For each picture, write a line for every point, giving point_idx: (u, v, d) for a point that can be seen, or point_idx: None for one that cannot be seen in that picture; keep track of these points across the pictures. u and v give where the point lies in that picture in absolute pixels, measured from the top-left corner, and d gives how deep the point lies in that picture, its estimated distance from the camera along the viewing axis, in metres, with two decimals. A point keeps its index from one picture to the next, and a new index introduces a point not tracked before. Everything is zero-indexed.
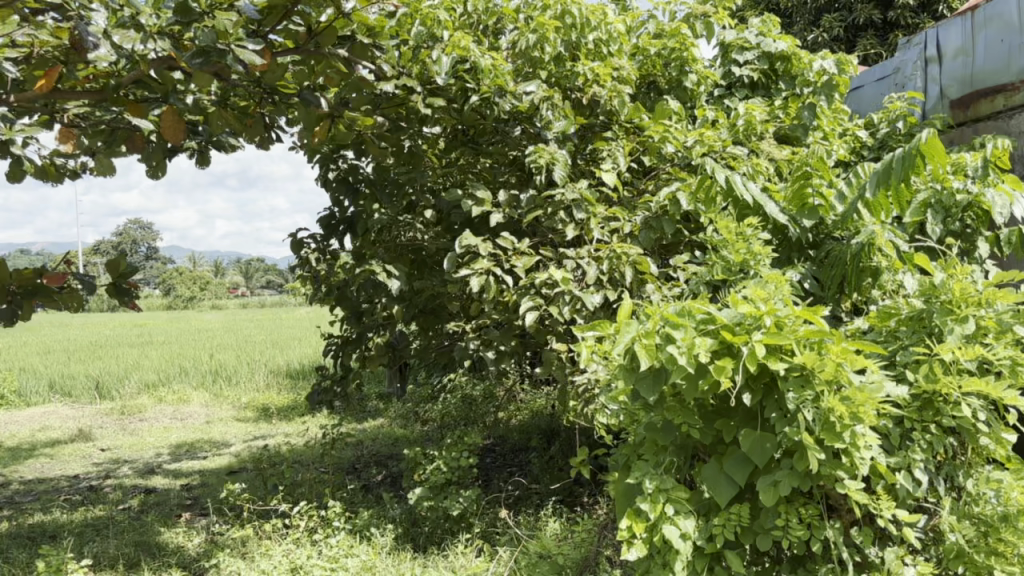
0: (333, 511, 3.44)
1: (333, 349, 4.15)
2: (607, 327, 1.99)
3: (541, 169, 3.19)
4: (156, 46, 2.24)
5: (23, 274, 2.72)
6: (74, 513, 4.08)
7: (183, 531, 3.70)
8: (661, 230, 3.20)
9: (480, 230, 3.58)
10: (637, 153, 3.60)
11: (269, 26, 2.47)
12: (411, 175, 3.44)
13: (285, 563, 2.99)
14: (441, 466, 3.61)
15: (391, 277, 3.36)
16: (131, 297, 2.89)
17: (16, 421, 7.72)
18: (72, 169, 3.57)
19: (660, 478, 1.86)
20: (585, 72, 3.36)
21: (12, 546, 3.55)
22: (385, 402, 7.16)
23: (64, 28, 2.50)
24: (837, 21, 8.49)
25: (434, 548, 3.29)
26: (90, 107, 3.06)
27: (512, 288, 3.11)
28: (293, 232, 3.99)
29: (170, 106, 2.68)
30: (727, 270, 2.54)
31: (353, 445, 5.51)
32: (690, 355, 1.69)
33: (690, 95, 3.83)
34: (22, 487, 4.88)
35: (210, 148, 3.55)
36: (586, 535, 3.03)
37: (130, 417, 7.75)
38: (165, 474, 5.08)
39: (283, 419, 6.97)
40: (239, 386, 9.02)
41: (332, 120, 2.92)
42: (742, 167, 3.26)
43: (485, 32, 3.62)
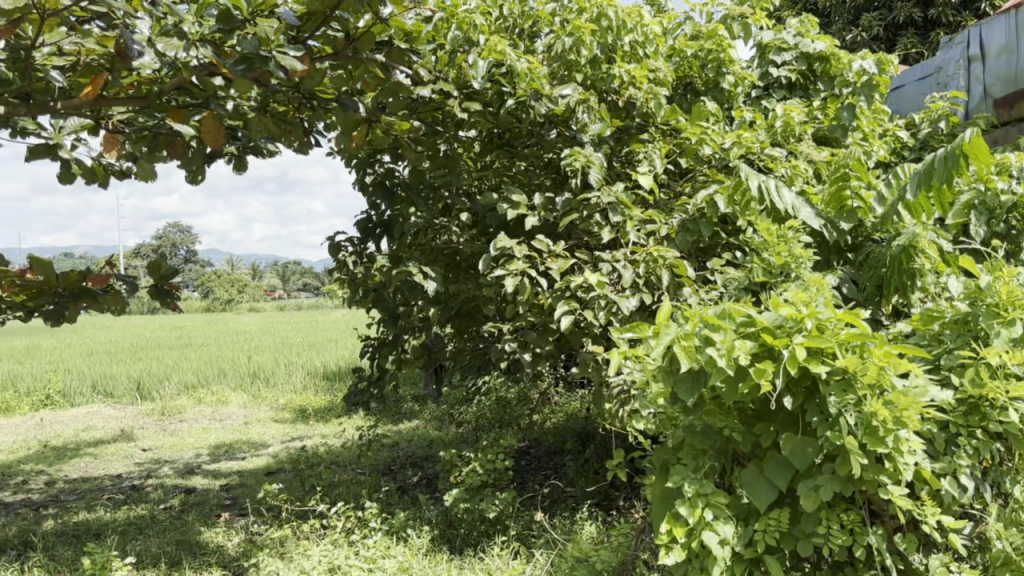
0: (370, 512, 3.47)
1: (370, 351, 4.19)
2: (645, 330, 1.97)
3: (577, 172, 3.19)
4: (199, 54, 2.27)
5: (68, 277, 2.77)
6: (117, 512, 4.15)
7: (224, 531, 3.75)
8: (698, 232, 3.20)
9: (515, 233, 3.59)
10: (673, 155, 3.58)
11: (308, 32, 2.54)
12: (447, 179, 3.46)
13: (323, 563, 3.03)
14: (477, 468, 3.63)
15: (428, 278, 3.38)
16: (173, 299, 2.94)
17: (60, 421, 7.88)
18: (118, 171, 3.64)
19: (699, 482, 1.85)
20: (621, 75, 3.36)
21: (58, 544, 3.62)
22: (421, 404, 7.20)
23: (110, 36, 2.55)
24: (876, 20, 8.38)
25: (470, 550, 3.30)
26: (134, 113, 3.12)
27: (547, 290, 3.10)
28: (331, 235, 4.03)
29: (212, 111, 2.71)
30: (767, 272, 2.51)
31: (389, 447, 5.54)
32: (730, 358, 1.69)
33: (728, 96, 3.82)
34: (67, 486, 4.98)
35: (248, 153, 3.59)
36: (623, 539, 3.02)
37: (171, 418, 7.87)
38: (205, 475, 5.15)
39: (320, 420, 7.04)
40: (277, 387, 9.13)
41: (369, 125, 2.94)
42: (780, 168, 3.24)
43: (521, 35, 3.63)
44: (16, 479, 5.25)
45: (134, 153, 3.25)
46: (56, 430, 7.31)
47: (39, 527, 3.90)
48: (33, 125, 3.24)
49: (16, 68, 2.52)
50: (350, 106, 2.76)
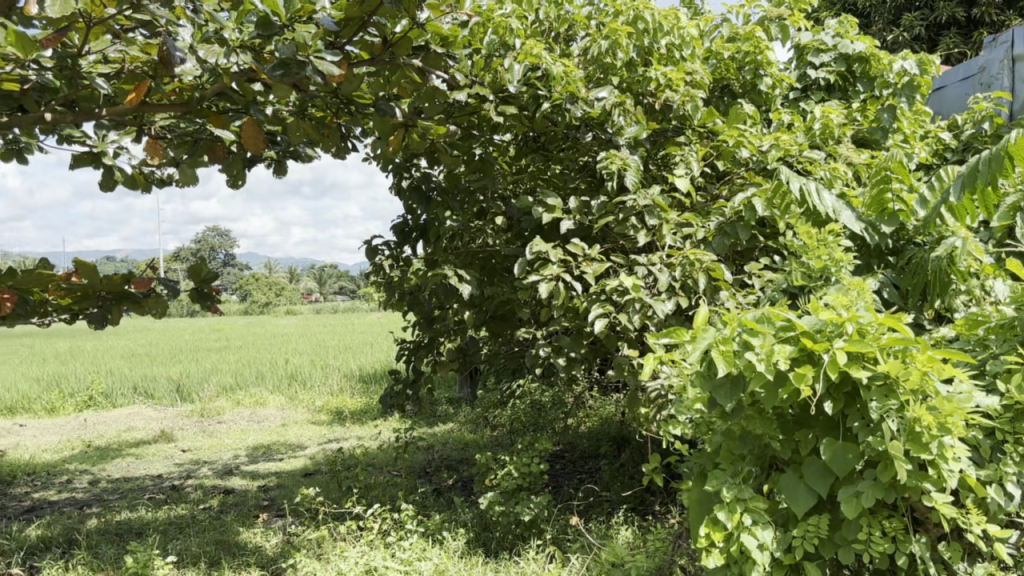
0: (406, 514, 3.49)
1: (405, 354, 4.22)
2: (682, 335, 1.94)
3: (613, 175, 3.18)
4: (239, 60, 2.30)
5: (112, 280, 2.82)
6: (158, 512, 4.21)
7: (262, 531, 3.80)
8: (736, 236, 3.16)
9: (551, 237, 3.59)
10: (710, 158, 3.56)
11: (346, 37, 2.54)
12: (483, 183, 3.47)
13: (360, 565, 3.06)
14: (512, 471, 3.60)
15: (463, 282, 3.39)
16: (212, 302, 2.98)
17: (102, 422, 8.02)
18: (160, 177, 3.70)
19: (737, 487, 1.85)
20: (658, 77, 3.34)
21: (102, 542, 3.68)
22: (455, 407, 7.22)
23: (154, 44, 2.60)
24: (918, 20, 8.25)
25: (505, 553, 3.30)
26: (176, 119, 3.17)
27: (582, 294, 3.10)
28: (368, 240, 4.07)
29: (251, 117, 2.75)
30: (807, 276, 2.47)
31: (424, 449, 5.57)
32: (770, 362, 1.68)
33: (765, 98, 3.79)
34: (110, 485, 5.08)
35: (287, 159, 3.64)
36: (659, 544, 3.00)
37: (210, 419, 7.99)
38: (243, 475, 5.22)
39: (356, 422, 7.10)
40: (314, 390, 9.23)
41: (406, 130, 2.98)
42: (819, 171, 3.21)
43: (557, 39, 3.64)
44: (61, 478, 5.36)
45: (177, 160, 3.31)
46: (99, 431, 7.44)
47: (83, 525, 3.98)
48: (78, 132, 3.31)
49: (64, 76, 2.58)
50: (388, 110, 2.79)
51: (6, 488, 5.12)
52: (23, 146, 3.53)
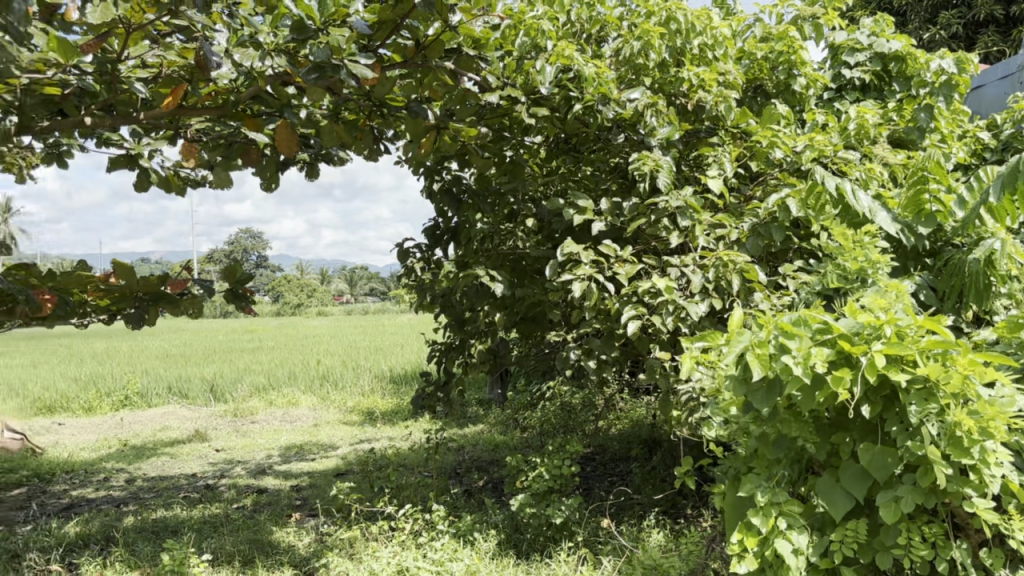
0: (437, 515, 3.51)
1: (436, 355, 4.24)
2: (717, 337, 1.93)
3: (645, 176, 3.16)
4: (273, 63, 2.32)
5: (149, 282, 2.87)
6: (193, 510, 4.26)
7: (295, 531, 3.83)
8: (770, 237, 3.13)
9: (582, 239, 3.58)
10: (743, 158, 3.54)
11: (379, 40, 2.54)
12: (514, 185, 3.47)
13: (392, 565, 3.07)
14: (544, 473, 3.58)
15: (495, 282, 3.39)
16: (247, 303, 3.01)
17: (137, 421, 8.13)
18: (194, 180, 3.74)
19: (773, 492, 1.83)
20: (691, 78, 3.32)
21: (139, 539, 3.74)
22: (485, 409, 7.24)
23: (190, 49, 2.63)
24: (955, 18, 8.11)
25: (537, 555, 3.30)
26: (211, 123, 3.21)
27: (614, 296, 3.09)
28: (400, 242, 4.09)
29: (286, 120, 2.78)
30: (843, 278, 2.44)
31: (455, 450, 5.58)
32: (807, 365, 1.66)
33: (799, 98, 3.76)
34: (146, 484, 5.15)
35: (319, 161, 3.66)
36: (693, 548, 2.98)
37: (243, 419, 8.08)
38: (276, 475, 5.26)
39: (387, 423, 7.13)
40: (345, 390, 9.30)
41: (438, 132, 2.99)
42: (854, 171, 3.17)
43: (588, 40, 3.63)
44: (99, 476, 5.45)
45: (211, 163, 3.35)
46: (135, 430, 7.55)
47: (121, 523, 4.03)
48: (116, 136, 3.36)
49: (104, 80, 2.62)
50: (420, 113, 2.80)
51: (46, 486, 5.21)
52: (63, 150, 3.60)
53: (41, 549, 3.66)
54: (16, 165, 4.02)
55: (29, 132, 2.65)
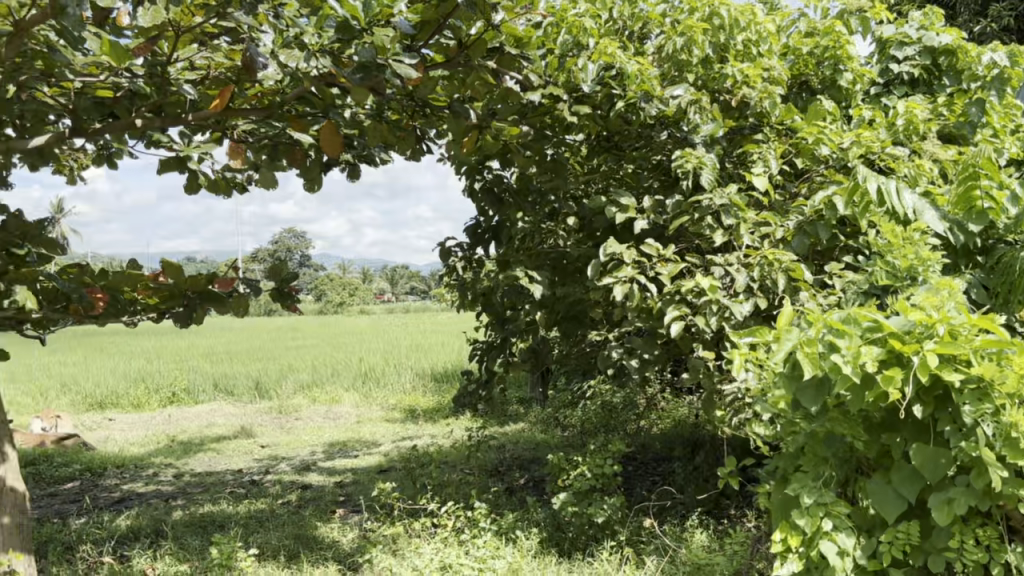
0: (480, 513, 3.52)
1: (478, 353, 4.25)
2: (765, 335, 1.91)
3: (688, 174, 3.14)
4: (319, 64, 2.34)
5: (195, 280, 2.91)
6: (239, 505, 4.33)
7: (339, 526, 3.87)
8: (815, 235, 3.09)
9: (624, 237, 3.56)
10: (789, 156, 3.50)
11: (423, 40, 2.55)
12: (555, 184, 3.47)
13: (435, 561, 3.09)
14: (586, 472, 3.57)
15: (535, 282, 3.39)
16: (292, 301, 3.04)
17: (185, 417, 8.28)
18: (240, 181, 3.80)
19: (821, 492, 1.81)
20: (734, 74, 3.30)
21: (187, 533, 3.81)
22: (526, 407, 7.25)
23: (238, 50, 2.66)
24: (1007, 10, 7.90)
25: (579, 554, 3.30)
26: (257, 124, 3.26)
27: (656, 295, 3.06)
28: (442, 241, 4.10)
29: (330, 121, 2.80)
30: (893, 276, 2.39)
31: (497, 448, 5.60)
32: (857, 364, 1.63)
33: (846, 94, 3.68)
34: (194, 479, 5.25)
35: (362, 162, 3.70)
36: (738, 548, 2.96)
37: (287, 415, 8.19)
38: (320, 471, 5.32)
39: (428, 421, 7.18)
40: (387, 388, 9.38)
41: (480, 132, 2.99)
42: (902, 168, 3.11)
43: (631, 37, 3.61)
44: (149, 471, 5.56)
45: (257, 164, 3.40)
46: (183, 426, 7.70)
47: (170, 517, 4.11)
48: (165, 138, 3.42)
49: (154, 83, 2.67)
50: (463, 112, 2.80)
51: (97, 480, 5.33)
52: (113, 152, 3.67)
53: (93, 541, 3.75)
54: (68, 167, 4.11)
55: (81, 136, 2.72)
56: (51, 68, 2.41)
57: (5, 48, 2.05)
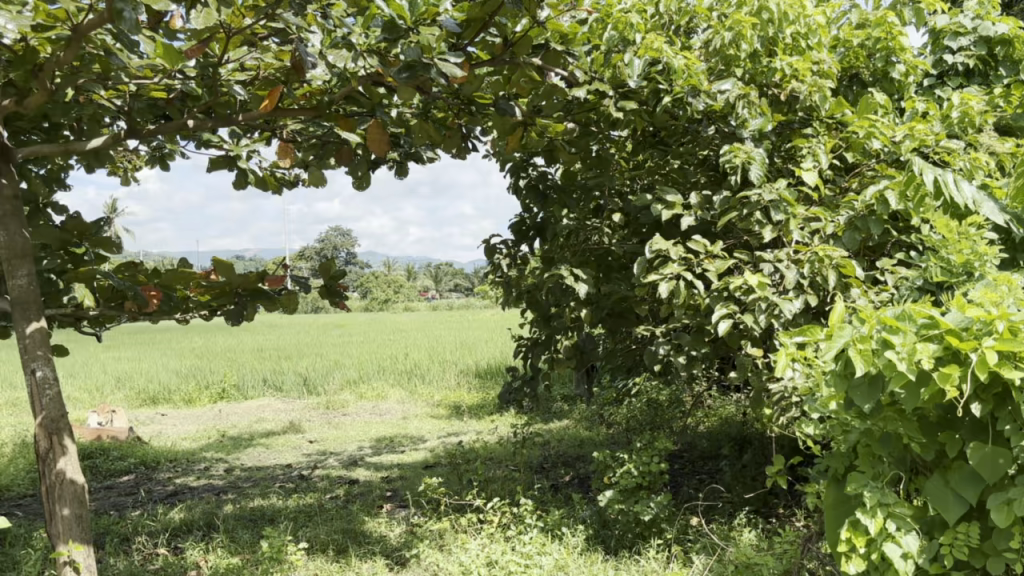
0: (526, 509, 3.53)
1: (523, 350, 4.25)
2: (818, 333, 1.87)
3: (737, 169, 3.11)
4: (366, 64, 2.36)
5: (248, 278, 2.92)
6: (288, 500, 4.40)
7: (386, 521, 3.91)
8: (867, 230, 3.04)
9: (670, 234, 3.54)
10: (839, 150, 3.45)
11: (468, 38, 2.56)
12: (600, 181, 3.46)
13: (481, 557, 3.11)
14: (632, 469, 3.55)
15: (580, 281, 3.38)
16: (341, 299, 3.08)
17: (234, 413, 8.43)
18: (289, 178, 3.85)
19: (881, 492, 1.77)
20: (783, 68, 3.26)
21: (239, 527, 3.88)
22: (570, 404, 7.26)
23: (287, 51, 2.69)
24: None
25: (626, 552, 3.29)
26: (305, 123, 3.30)
27: (704, 292, 3.04)
28: (487, 239, 4.11)
29: (377, 120, 2.83)
30: (948, 271, 2.34)
31: (541, 444, 5.61)
32: (912, 361, 1.60)
33: (898, 86, 3.62)
34: (244, 473, 5.34)
35: (409, 160, 3.72)
36: (787, 547, 2.93)
37: (334, 411, 8.29)
38: (367, 466, 5.39)
39: (473, 416, 7.22)
40: (433, 384, 9.45)
41: (525, 129, 2.99)
42: (959, 161, 3.04)
43: (678, 31, 3.58)
44: (200, 465, 5.68)
45: (306, 163, 3.44)
46: (233, 421, 7.84)
47: (221, 510, 4.19)
48: (216, 138, 3.48)
49: (206, 83, 2.71)
50: (508, 110, 2.77)
51: (151, 473, 5.46)
52: (167, 153, 3.75)
53: (148, 533, 3.84)
54: (123, 168, 4.21)
55: (136, 137, 2.78)
56: (107, 72, 2.46)
57: (63, 52, 2.10)
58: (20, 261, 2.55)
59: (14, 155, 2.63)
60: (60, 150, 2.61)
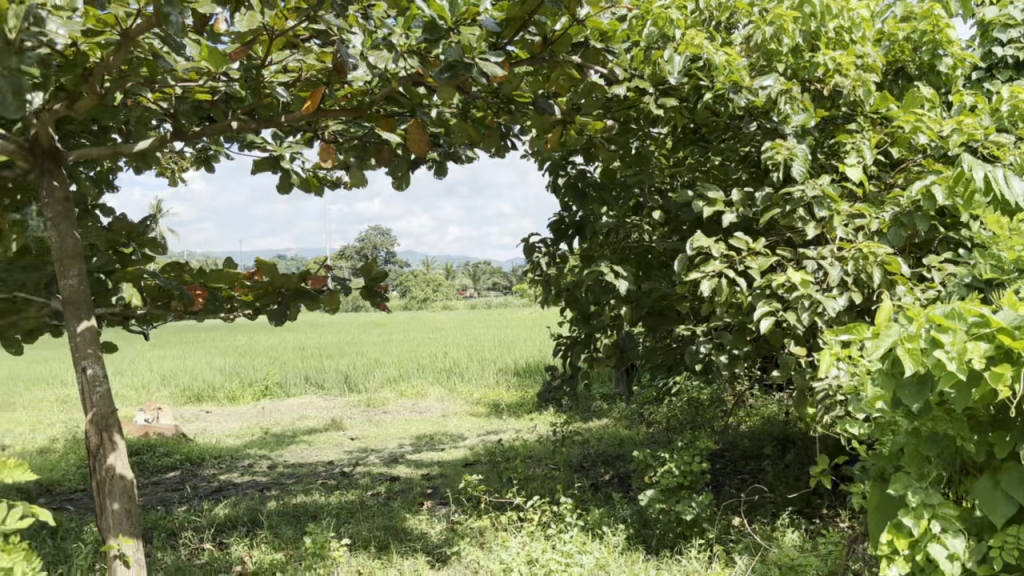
0: (566, 508, 3.53)
1: (562, 349, 4.25)
2: (864, 331, 1.83)
3: (779, 165, 3.07)
4: (406, 64, 2.37)
5: (291, 279, 2.97)
6: (330, 496, 4.45)
7: (427, 518, 3.93)
8: (913, 226, 2.99)
9: (711, 231, 3.52)
10: (884, 145, 3.40)
11: (507, 37, 2.56)
12: (640, 178, 3.44)
13: (522, 555, 3.12)
14: (673, 469, 3.53)
15: (620, 278, 3.36)
16: (382, 299, 3.11)
17: (277, 410, 8.54)
18: (331, 180, 3.89)
19: (926, 492, 1.74)
20: (826, 62, 3.21)
21: (282, 523, 3.93)
22: (610, 403, 7.24)
23: (328, 52, 2.71)
24: None
25: (667, 552, 3.27)
26: (347, 124, 3.34)
27: (746, 289, 3.01)
28: (526, 237, 4.11)
29: (417, 120, 2.85)
30: (998, 268, 2.28)
31: (581, 443, 5.61)
32: (962, 361, 1.56)
33: (945, 80, 3.55)
34: (287, 470, 5.42)
35: (448, 159, 3.74)
36: (832, 548, 2.89)
37: (375, 409, 8.37)
38: (408, 464, 5.42)
39: (512, 415, 7.24)
40: (472, 382, 9.48)
41: (564, 126, 2.98)
42: (1009, 156, 2.97)
43: (718, 27, 3.55)
44: (245, 462, 5.76)
45: (347, 164, 3.48)
46: (276, 419, 7.95)
47: (266, 506, 4.24)
48: (259, 140, 3.52)
49: (249, 86, 2.75)
50: (547, 109, 2.76)
51: (197, 470, 5.56)
52: (211, 154, 3.80)
53: (194, 528, 3.91)
54: (170, 169, 4.29)
55: (181, 139, 2.82)
56: (154, 76, 2.50)
57: (113, 56, 2.15)
58: (71, 261, 2.61)
59: (65, 158, 2.68)
60: (109, 153, 2.67)
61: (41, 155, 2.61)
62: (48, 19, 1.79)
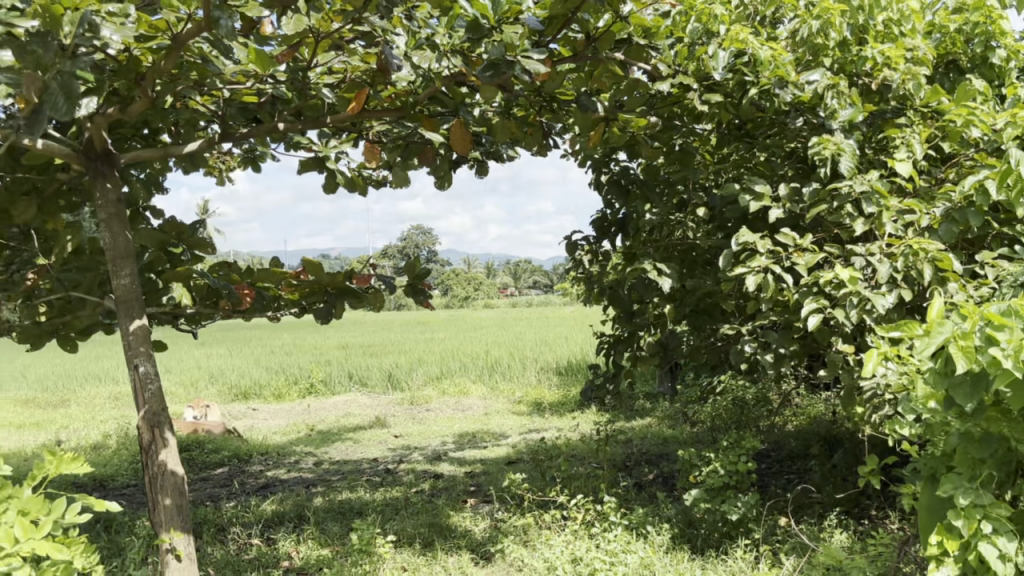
0: (610, 506, 3.52)
1: (604, 347, 4.23)
2: (915, 329, 1.79)
3: (827, 161, 3.02)
4: (449, 63, 2.39)
5: (336, 277, 3.02)
6: (375, 493, 4.49)
7: (471, 515, 3.95)
8: (965, 222, 2.91)
9: (757, 228, 3.49)
10: (935, 140, 3.34)
11: (550, 35, 2.56)
12: (683, 174, 3.41)
13: (566, 554, 3.12)
14: (718, 469, 3.49)
15: (664, 275, 3.33)
16: (424, 297, 3.13)
17: (321, 408, 8.64)
18: (375, 179, 3.92)
19: (976, 493, 1.70)
20: (875, 56, 3.15)
21: (328, 519, 3.98)
22: (653, 402, 7.21)
23: (371, 53, 2.73)
24: None
25: (712, 552, 3.25)
26: (391, 124, 3.36)
27: (793, 287, 2.97)
28: (568, 235, 4.10)
29: (459, 119, 2.85)
30: None
31: (624, 441, 5.59)
32: (1019, 358, 1.52)
33: (998, 72, 3.48)
34: (332, 467, 5.49)
35: (490, 159, 3.75)
36: (882, 549, 2.85)
37: (418, 406, 8.43)
38: (451, 461, 5.45)
39: (554, 413, 7.23)
40: (515, 380, 9.50)
41: (607, 124, 2.97)
42: None
43: (763, 21, 3.51)
44: (290, 459, 5.84)
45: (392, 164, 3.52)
46: (321, 416, 8.04)
47: (311, 503, 4.30)
48: (304, 140, 3.56)
49: (296, 87, 2.78)
50: (590, 107, 2.76)
51: (244, 466, 5.65)
52: (259, 155, 3.86)
53: (242, 524, 3.98)
54: (218, 170, 4.36)
55: (229, 140, 2.87)
56: (203, 78, 2.55)
57: (164, 61, 2.19)
58: (123, 261, 2.67)
59: (117, 159, 2.73)
60: (160, 155, 2.71)
61: (94, 159, 2.65)
62: (102, 25, 1.80)
